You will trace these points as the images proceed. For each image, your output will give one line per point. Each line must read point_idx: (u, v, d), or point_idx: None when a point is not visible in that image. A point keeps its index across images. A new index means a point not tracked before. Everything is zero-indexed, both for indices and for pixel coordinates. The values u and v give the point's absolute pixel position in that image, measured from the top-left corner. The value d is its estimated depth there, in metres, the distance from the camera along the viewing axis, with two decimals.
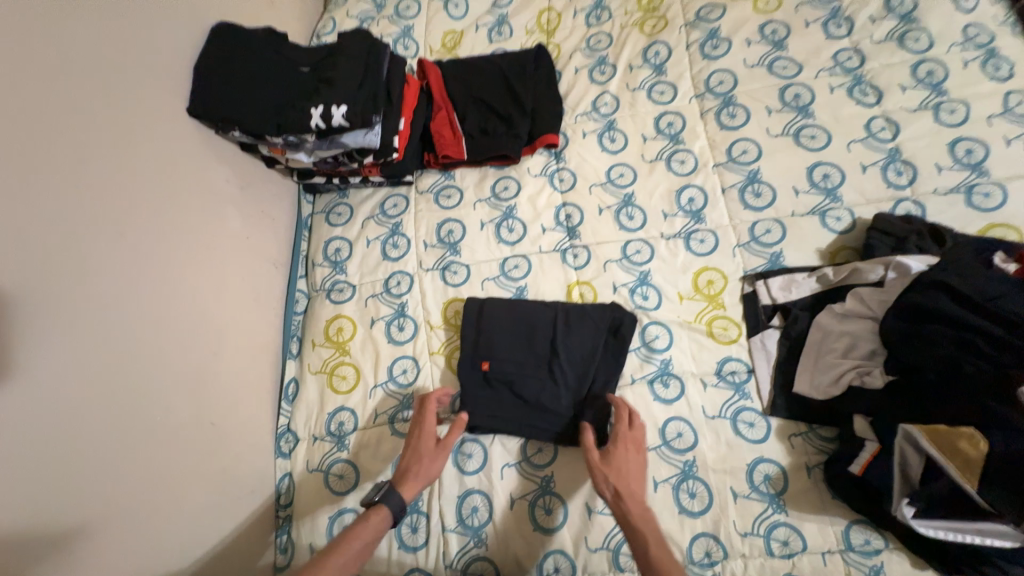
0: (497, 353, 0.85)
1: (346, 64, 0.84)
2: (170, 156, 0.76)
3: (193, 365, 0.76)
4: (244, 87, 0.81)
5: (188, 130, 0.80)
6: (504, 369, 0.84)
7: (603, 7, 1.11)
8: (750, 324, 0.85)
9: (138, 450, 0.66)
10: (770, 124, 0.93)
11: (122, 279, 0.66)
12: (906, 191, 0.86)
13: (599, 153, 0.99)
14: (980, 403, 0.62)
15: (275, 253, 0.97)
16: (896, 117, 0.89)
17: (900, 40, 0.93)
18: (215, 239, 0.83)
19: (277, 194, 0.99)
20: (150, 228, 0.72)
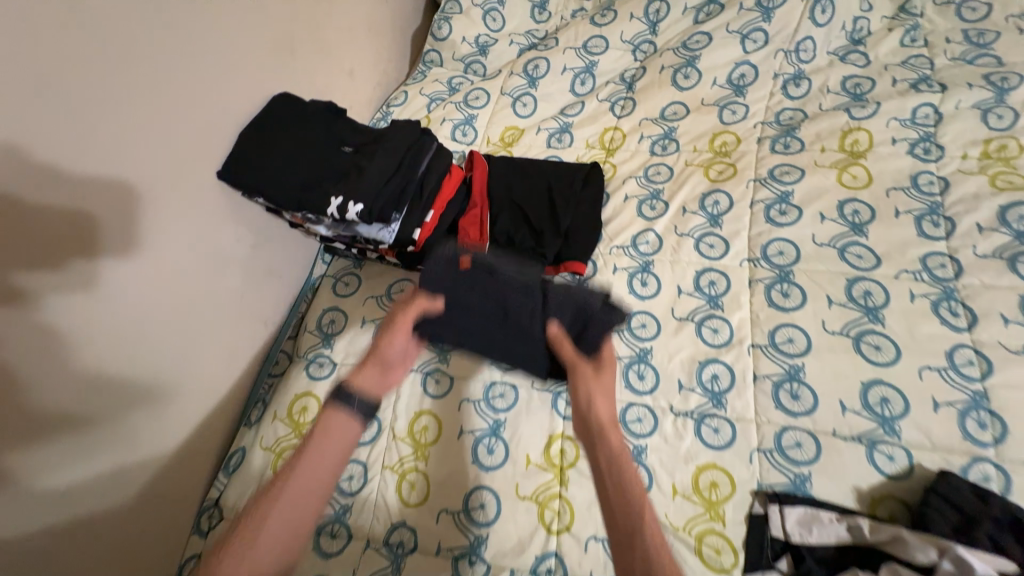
0: (485, 282, 0.80)
1: (383, 155, 0.85)
2: (185, 216, 0.80)
3: (133, 420, 0.76)
4: (281, 162, 0.84)
5: (213, 191, 0.84)
6: (485, 304, 0.79)
7: (671, 139, 1.05)
8: (750, 557, 0.69)
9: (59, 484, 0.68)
10: (828, 317, 0.80)
11: (125, 309, 0.72)
12: (988, 452, 0.68)
13: (625, 295, 0.90)
14: None
15: (267, 310, 0.98)
16: (990, 354, 0.73)
17: (1011, 261, 0.78)
18: (220, 291, 0.87)
19: (287, 253, 1.01)
20: (167, 268, 0.78)
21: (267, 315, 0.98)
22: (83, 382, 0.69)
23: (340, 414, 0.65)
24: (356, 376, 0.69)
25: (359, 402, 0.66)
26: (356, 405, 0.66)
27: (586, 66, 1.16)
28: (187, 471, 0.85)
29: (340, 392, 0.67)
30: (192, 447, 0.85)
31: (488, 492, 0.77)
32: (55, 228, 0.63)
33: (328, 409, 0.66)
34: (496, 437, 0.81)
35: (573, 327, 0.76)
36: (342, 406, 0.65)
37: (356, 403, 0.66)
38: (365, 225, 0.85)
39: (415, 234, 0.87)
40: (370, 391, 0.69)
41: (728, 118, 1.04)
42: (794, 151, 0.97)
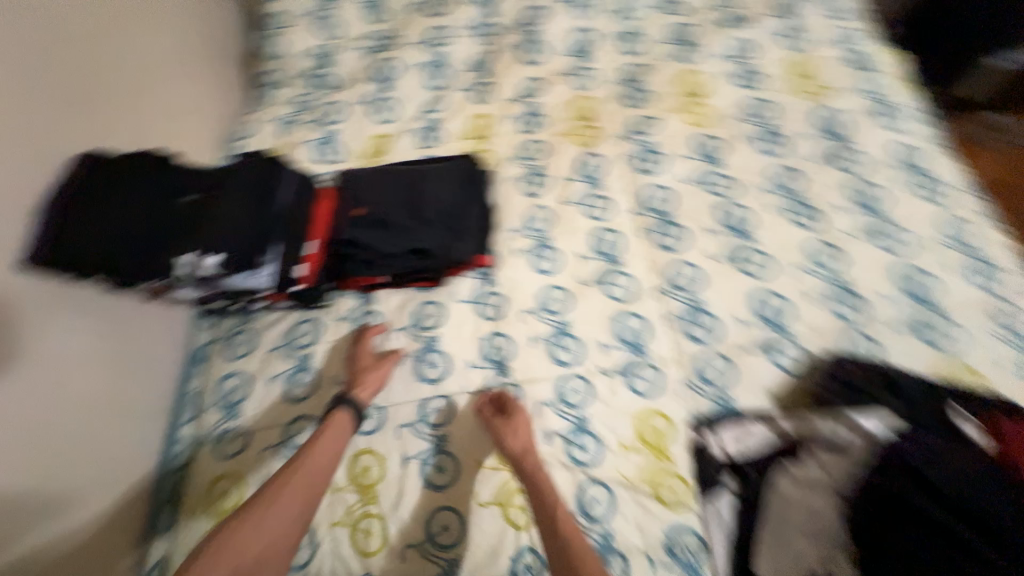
0: (368, 199, 0.91)
1: (233, 198, 0.77)
2: (48, 311, 0.70)
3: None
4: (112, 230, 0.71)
5: (36, 287, 0.69)
6: (370, 199, 0.91)
7: (537, 114, 1.07)
8: (701, 482, 0.74)
9: None
10: (710, 247, 0.88)
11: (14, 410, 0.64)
12: (858, 324, 0.79)
13: (531, 274, 0.91)
14: None
15: (141, 408, 0.82)
16: (839, 241, 0.85)
17: (832, 160, 0.91)
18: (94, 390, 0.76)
19: (155, 336, 0.86)
20: (49, 359, 0.70)
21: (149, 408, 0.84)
22: None
23: (348, 414, 0.74)
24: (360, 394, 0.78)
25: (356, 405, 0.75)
26: (349, 409, 0.74)
27: (435, 59, 1.14)
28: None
29: (344, 399, 0.75)
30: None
31: (448, 511, 0.74)
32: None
33: (334, 410, 0.74)
34: (442, 453, 0.78)
35: (445, 224, 0.91)
36: (345, 405, 0.74)
37: (354, 407, 0.75)
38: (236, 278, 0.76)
39: (297, 271, 0.81)
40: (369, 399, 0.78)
41: (583, 84, 1.08)
42: (645, 104, 1.04)
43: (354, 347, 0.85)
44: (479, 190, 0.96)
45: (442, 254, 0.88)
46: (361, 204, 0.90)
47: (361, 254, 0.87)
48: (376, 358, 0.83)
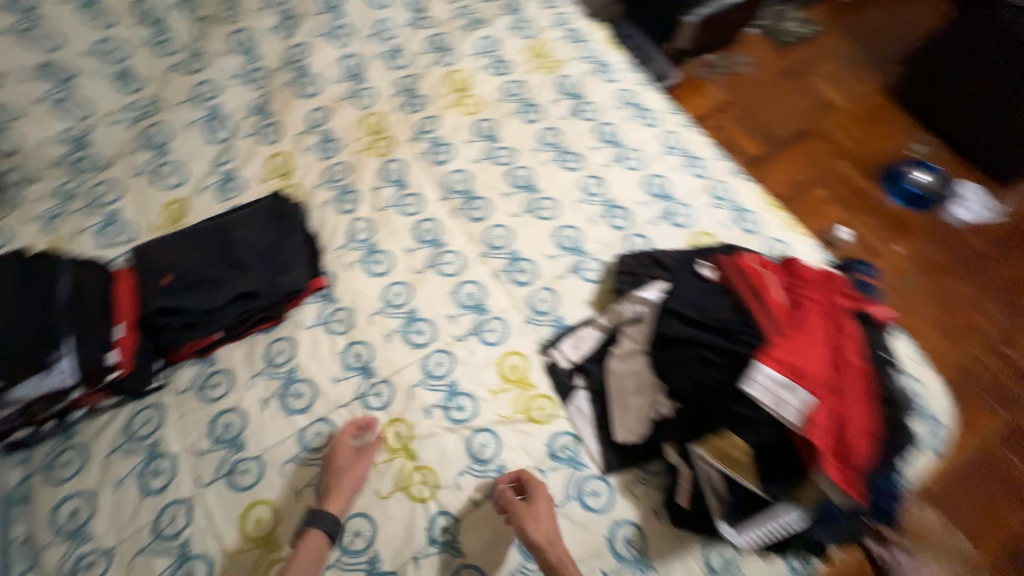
0: (174, 262, 0.88)
1: None
2: None
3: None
4: None
5: None
6: (177, 262, 0.89)
7: (331, 139, 1.13)
8: (561, 392, 0.88)
9: None
10: (510, 206, 1.03)
11: None
12: (629, 229, 1.01)
13: (369, 280, 0.97)
14: (730, 409, 0.67)
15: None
16: (599, 173, 1.07)
17: (578, 114, 1.14)
18: None
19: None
20: None
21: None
22: None
23: (316, 533, 0.72)
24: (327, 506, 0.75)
25: (330, 519, 0.73)
26: (320, 526, 0.72)
27: (209, 113, 1.12)
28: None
29: (318, 513, 0.73)
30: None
31: (356, 517, 0.77)
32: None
33: (308, 530, 0.72)
34: (334, 470, 0.80)
35: (266, 262, 0.92)
36: (318, 525, 0.72)
37: (329, 520, 0.73)
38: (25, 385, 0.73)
39: (110, 356, 0.78)
40: (341, 509, 0.75)
41: (364, 103, 1.17)
42: (424, 106, 1.17)
43: (333, 442, 0.81)
44: (295, 222, 0.99)
45: (269, 290, 0.89)
46: (167, 270, 0.87)
47: (179, 317, 0.83)
48: (353, 462, 0.79)
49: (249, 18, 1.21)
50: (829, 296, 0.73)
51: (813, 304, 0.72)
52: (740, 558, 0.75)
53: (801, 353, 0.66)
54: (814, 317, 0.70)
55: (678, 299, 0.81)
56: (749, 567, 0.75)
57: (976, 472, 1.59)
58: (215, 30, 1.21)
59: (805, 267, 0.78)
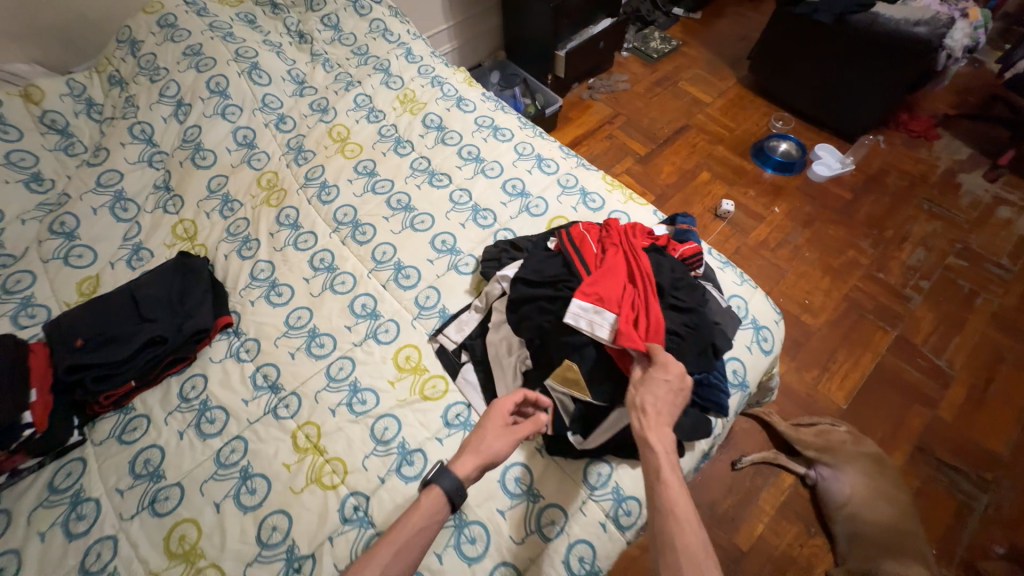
0: (85, 326, 0.99)
1: None
2: None
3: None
4: None
5: None
6: (88, 326, 0.99)
7: (231, 200, 1.28)
8: (450, 371, 1.01)
9: None
10: (392, 226, 1.20)
11: None
12: (495, 226, 1.19)
13: (273, 311, 1.09)
14: (560, 342, 0.87)
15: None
16: (466, 186, 1.25)
17: (443, 142, 1.34)
18: None
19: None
20: None
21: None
22: None
23: (439, 493, 0.75)
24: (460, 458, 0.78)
25: (451, 483, 0.75)
26: (448, 482, 0.75)
27: (115, 196, 1.25)
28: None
29: (443, 472, 0.76)
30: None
31: (273, 514, 0.85)
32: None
33: (431, 483, 0.76)
34: (250, 478, 0.88)
35: (174, 311, 1.04)
36: (439, 484, 0.75)
37: (449, 481, 0.75)
38: None
39: (26, 416, 0.86)
40: (468, 472, 0.77)
41: (258, 165, 1.33)
42: (312, 158, 1.34)
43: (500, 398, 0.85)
44: (198, 272, 1.11)
45: (177, 334, 0.99)
46: (78, 333, 0.97)
47: (94, 371, 0.93)
48: (500, 430, 0.81)
49: (144, 112, 1.37)
50: (629, 242, 0.95)
51: (617, 250, 0.93)
52: (614, 470, 0.88)
53: (606, 286, 0.86)
54: (616, 259, 0.91)
55: (524, 268, 0.98)
56: (622, 477, 0.87)
57: (870, 384, 1.82)
58: (115, 126, 1.36)
59: (617, 224, 1.01)
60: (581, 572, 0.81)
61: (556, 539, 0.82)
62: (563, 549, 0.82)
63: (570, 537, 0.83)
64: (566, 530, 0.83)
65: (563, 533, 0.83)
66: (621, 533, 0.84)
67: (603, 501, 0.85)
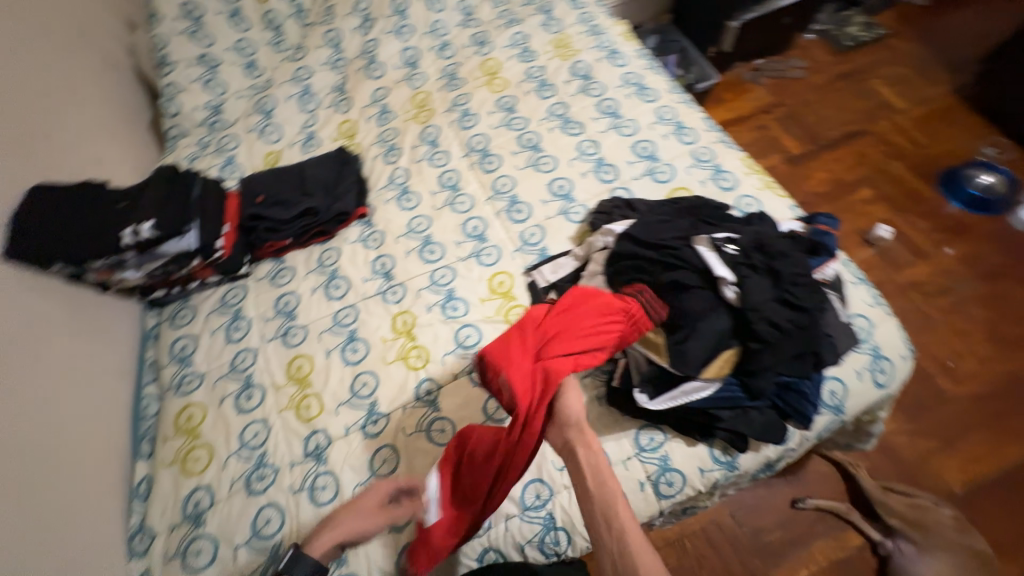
0: (266, 188, 1.22)
1: (154, 192, 1.07)
2: (31, 290, 0.91)
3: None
4: (68, 222, 0.96)
5: (30, 277, 0.92)
6: (267, 189, 1.22)
7: (387, 111, 1.44)
8: (536, 305, 1.07)
9: (29, 507, 0.75)
10: (517, 162, 1.26)
11: (26, 359, 0.84)
12: (614, 183, 1.19)
13: (400, 212, 1.24)
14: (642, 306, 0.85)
15: (76, 441, 0.88)
16: (597, 138, 1.26)
17: (586, 91, 1.35)
18: (74, 352, 0.95)
19: (75, 363, 0.94)
20: (33, 325, 0.89)
21: (96, 406, 0.95)
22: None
23: None
24: (318, 541, 0.78)
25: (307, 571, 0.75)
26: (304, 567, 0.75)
27: (303, 89, 1.49)
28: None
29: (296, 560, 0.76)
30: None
31: (366, 373, 1.02)
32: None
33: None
34: (354, 340, 1.06)
35: (327, 192, 1.23)
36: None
37: (303, 570, 0.75)
38: (169, 244, 1.04)
39: (218, 242, 1.10)
40: (323, 554, 0.77)
41: (416, 84, 1.47)
42: (462, 85, 1.44)
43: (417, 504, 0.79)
44: (354, 167, 1.30)
45: (329, 212, 1.19)
46: (260, 192, 1.21)
47: (266, 222, 1.16)
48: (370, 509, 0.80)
49: (338, 21, 1.57)
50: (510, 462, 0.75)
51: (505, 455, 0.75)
52: (667, 440, 0.89)
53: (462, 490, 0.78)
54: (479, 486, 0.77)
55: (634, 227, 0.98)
56: (672, 450, 0.88)
57: (1002, 481, 1.51)
58: (315, 30, 1.59)
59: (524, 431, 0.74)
60: None
61: None
62: None
63: None
64: None
65: None
66: (657, 498, 0.86)
67: (647, 463, 0.87)
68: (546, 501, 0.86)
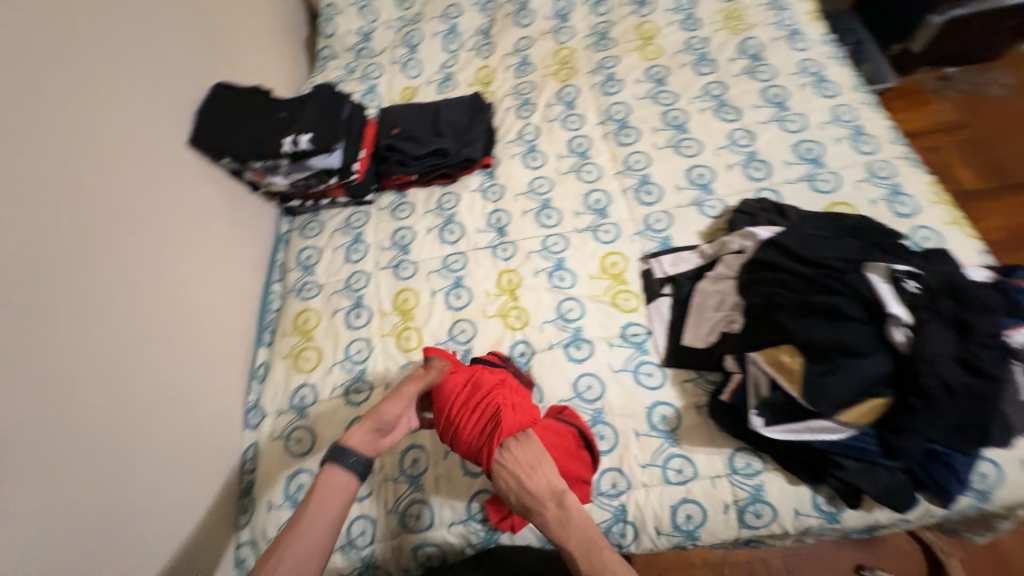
0: (403, 122, 1.25)
1: (314, 107, 1.13)
2: (201, 179, 1.03)
3: (87, 447, 0.69)
4: (240, 122, 1.06)
5: (201, 167, 1.04)
6: (404, 123, 1.25)
7: (527, 63, 1.39)
8: (647, 295, 1.02)
9: (177, 361, 0.88)
10: (657, 140, 1.17)
11: (191, 239, 0.97)
12: (763, 182, 1.07)
13: (524, 170, 1.21)
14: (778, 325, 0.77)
15: (216, 316, 1.00)
16: (753, 129, 1.13)
17: (751, 74, 1.20)
18: (225, 240, 1.07)
19: (222, 250, 1.06)
20: (200, 210, 1.01)
21: (234, 292, 1.07)
22: (159, 310, 0.87)
23: (336, 463, 0.71)
24: (351, 432, 0.74)
25: (354, 458, 0.71)
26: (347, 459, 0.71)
27: (450, 28, 1.48)
28: (192, 472, 0.86)
29: (341, 447, 0.72)
30: (194, 449, 0.87)
31: (465, 321, 1.04)
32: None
33: (327, 465, 0.70)
34: (459, 286, 1.08)
35: (458, 135, 1.23)
36: (337, 458, 0.71)
37: (353, 454, 0.71)
38: (316, 159, 1.11)
39: (355, 166, 1.16)
40: (362, 440, 0.74)
41: (562, 38, 1.40)
42: (611, 47, 1.34)
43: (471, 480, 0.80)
44: (486, 115, 1.28)
45: (456, 156, 1.20)
46: (397, 124, 1.24)
47: (398, 155, 1.20)
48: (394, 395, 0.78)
49: None
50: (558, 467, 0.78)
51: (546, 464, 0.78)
52: (766, 470, 0.82)
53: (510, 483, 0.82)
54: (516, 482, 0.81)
55: (784, 235, 0.87)
56: (770, 483, 0.81)
57: None
58: None
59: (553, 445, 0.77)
60: (682, 526, 0.82)
61: (675, 485, 0.84)
62: (676, 497, 0.83)
63: (688, 492, 0.83)
64: (688, 486, 0.83)
65: (685, 486, 0.83)
66: (739, 525, 0.82)
67: (738, 487, 0.82)
68: (621, 493, 0.84)
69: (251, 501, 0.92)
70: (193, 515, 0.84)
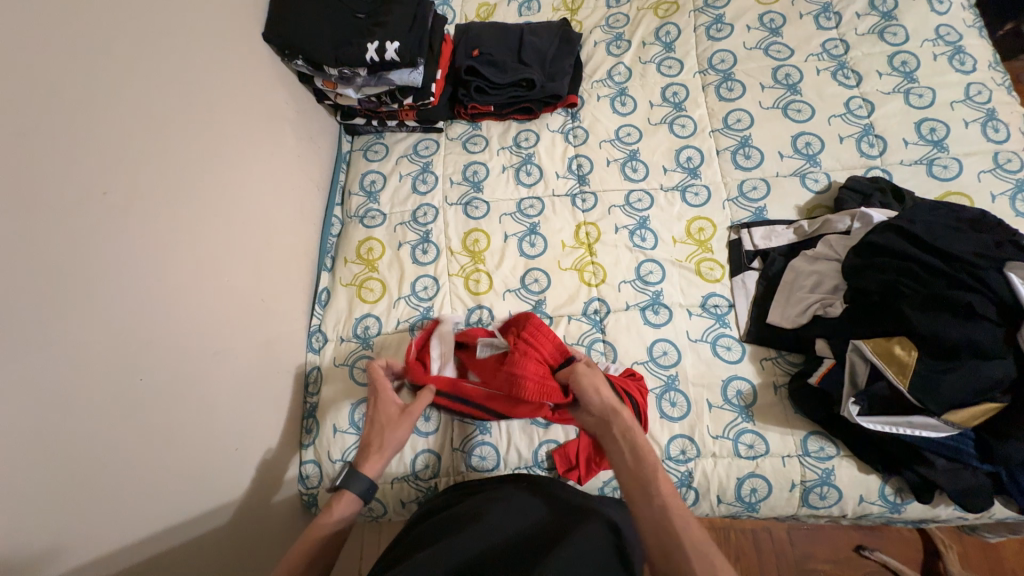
0: (485, 43, 1.12)
1: (399, 10, 1.00)
2: (267, 79, 0.94)
3: (168, 353, 0.67)
4: (317, 22, 0.97)
5: (267, 67, 0.94)
6: (486, 44, 1.12)
7: None
8: (733, 266, 0.96)
9: (248, 272, 0.84)
10: (763, 98, 1.07)
11: (259, 144, 0.90)
12: (876, 160, 0.98)
13: (611, 115, 1.11)
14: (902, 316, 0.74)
15: (284, 232, 0.95)
16: (872, 99, 1.03)
17: (880, 34, 1.07)
18: (293, 151, 1.00)
19: (292, 164, 0.99)
20: (267, 113, 0.93)
21: (301, 210, 1.01)
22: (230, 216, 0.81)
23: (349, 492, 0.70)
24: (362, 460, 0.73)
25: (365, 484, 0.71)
26: (358, 486, 0.71)
27: None
28: (263, 388, 0.85)
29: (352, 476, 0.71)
30: (265, 365, 0.86)
31: (538, 271, 0.99)
32: (34, 100, 0.53)
33: (340, 492, 0.71)
34: (534, 234, 1.02)
35: (545, 65, 1.11)
36: (350, 489, 0.70)
37: (361, 484, 0.71)
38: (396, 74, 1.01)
39: (432, 88, 1.06)
40: (376, 472, 0.73)
41: None
42: None
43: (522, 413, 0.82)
44: (575, 44, 1.15)
45: (540, 89, 1.09)
46: (478, 44, 1.12)
47: (478, 79, 1.08)
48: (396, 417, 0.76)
49: None
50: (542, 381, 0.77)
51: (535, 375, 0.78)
52: (838, 457, 0.82)
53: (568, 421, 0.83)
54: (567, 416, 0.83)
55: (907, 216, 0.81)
56: (840, 469, 0.81)
57: None
58: None
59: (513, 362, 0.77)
60: (744, 497, 0.83)
61: (744, 459, 0.83)
62: (744, 470, 0.83)
63: (755, 467, 0.83)
64: (758, 461, 0.83)
65: (754, 462, 0.83)
66: (801, 504, 0.82)
67: (808, 469, 0.82)
68: (689, 460, 0.84)
69: (314, 423, 0.92)
70: (259, 429, 0.84)
